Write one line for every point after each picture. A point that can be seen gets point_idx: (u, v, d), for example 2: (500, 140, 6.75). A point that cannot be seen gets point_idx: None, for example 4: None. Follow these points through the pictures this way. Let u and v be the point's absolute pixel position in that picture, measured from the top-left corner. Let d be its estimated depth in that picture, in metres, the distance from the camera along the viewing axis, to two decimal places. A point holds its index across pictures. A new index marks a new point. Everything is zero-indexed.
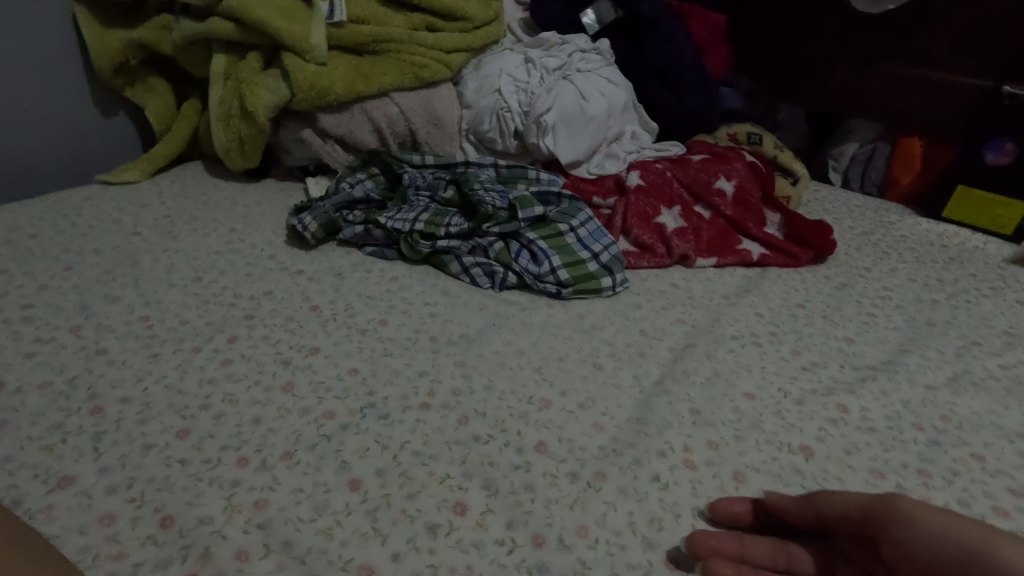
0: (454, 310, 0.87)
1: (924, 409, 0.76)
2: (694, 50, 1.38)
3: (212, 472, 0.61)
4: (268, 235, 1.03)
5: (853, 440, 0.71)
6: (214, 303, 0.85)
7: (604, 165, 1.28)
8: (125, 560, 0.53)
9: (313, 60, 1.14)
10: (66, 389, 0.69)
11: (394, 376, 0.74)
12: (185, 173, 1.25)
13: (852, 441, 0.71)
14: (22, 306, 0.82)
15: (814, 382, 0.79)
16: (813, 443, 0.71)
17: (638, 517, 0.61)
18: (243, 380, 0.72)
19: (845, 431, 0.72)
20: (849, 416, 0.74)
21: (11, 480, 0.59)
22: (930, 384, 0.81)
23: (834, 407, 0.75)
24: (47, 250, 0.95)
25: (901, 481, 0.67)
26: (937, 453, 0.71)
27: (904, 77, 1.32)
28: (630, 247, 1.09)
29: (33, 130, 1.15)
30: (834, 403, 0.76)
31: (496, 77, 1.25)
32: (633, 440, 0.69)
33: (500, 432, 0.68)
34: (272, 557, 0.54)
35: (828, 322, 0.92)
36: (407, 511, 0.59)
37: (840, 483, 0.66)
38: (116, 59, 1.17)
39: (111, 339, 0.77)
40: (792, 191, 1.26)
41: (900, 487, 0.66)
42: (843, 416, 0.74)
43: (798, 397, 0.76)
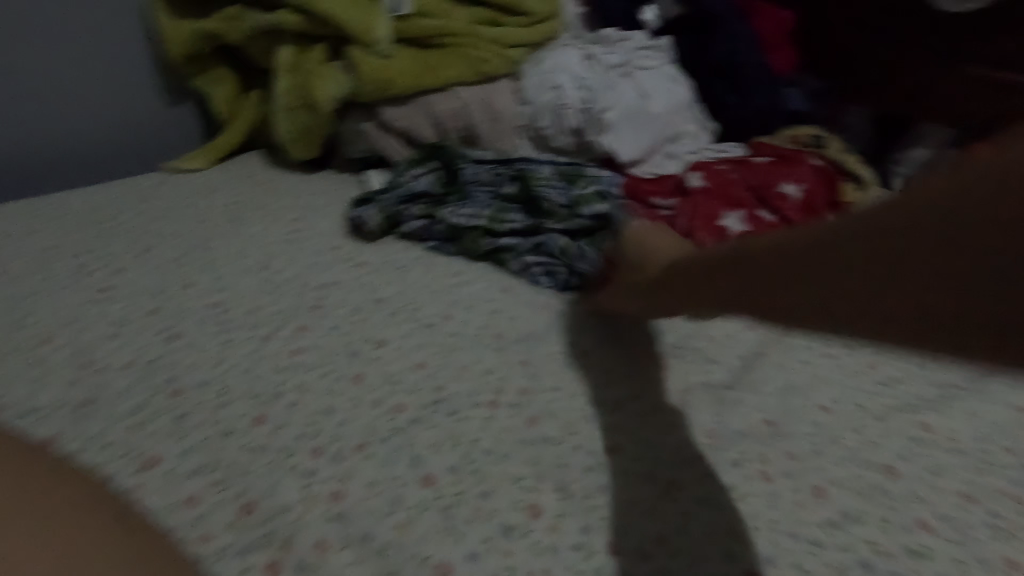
0: (518, 307, 0.86)
1: (1017, 431, 0.72)
2: (761, 48, 1.34)
3: (289, 460, 0.61)
4: (332, 224, 1.04)
5: (941, 460, 0.68)
6: (283, 290, 0.86)
7: (663, 164, 1.25)
8: (211, 543, 0.54)
9: (378, 52, 1.15)
10: (146, 370, 0.71)
11: (462, 371, 0.74)
12: (248, 161, 1.28)
13: (942, 463, 0.68)
14: (103, 287, 0.85)
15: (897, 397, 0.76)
16: (899, 463, 0.67)
17: (716, 529, 0.59)
18: (315, 369, 0.72)
19: (932, 451, 0.69)
20: (935, 435, 0.71)
21: (100, 457, 0.61)
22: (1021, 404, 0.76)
23: (920, 426, 0.72)
24: (123, 232, 0.98)
25: (997, 508, 0.64)
26: None
27: (985, 80, 1.25)
28: (694, 250, 1.07)
29: (107, 117, 1.19)
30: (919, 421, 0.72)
31: (556, 72, 1.22)
32: (704, 450, 0.67)
33: (571, 434, 0.67)
34: (351, 549, 0.54)
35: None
36: (482, 510, 0.58)
37: (931, 506, 0.63)
38: (187, 49, 1.20)
39: (187, 323, 0.79)
40: (860, 197, 1.21)
41: (995, 513, 0.63)
42: (929, 435, 0.71)
43: (881, 412, 0.73)
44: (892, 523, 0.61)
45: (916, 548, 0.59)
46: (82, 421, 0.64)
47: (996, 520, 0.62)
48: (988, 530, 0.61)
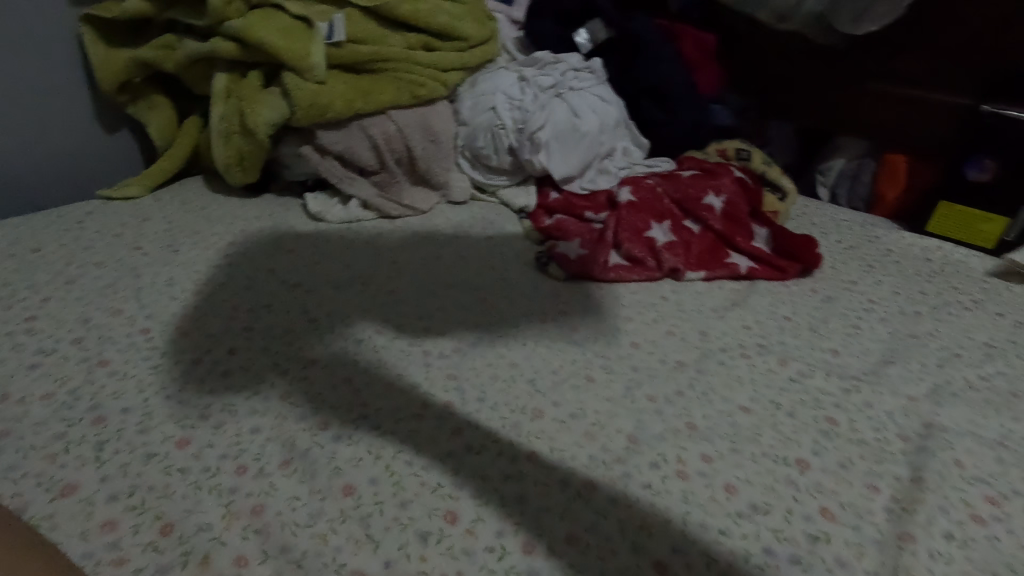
0: (446, 324, 0.89)
1: (908, 419, 0.79)
2: (685, 67, 1.42)
3: (211, 480, 0.63)
4: (266, 249, 1.06)
5: (843, 452, 0.73)
6: (213, 315, 0.87)
7: (596, 180, 1.32)
8: (125, 566, 0.55)
9: (312, 79, 1.17)
10: (68, 400, 0.71)
11: (388, 384, 0.76)
12: (186, 187, 1.28)
13: (846, 455, 0.73)
14: (26, 318, 0.84)
15: (803, 393, 0.82)
16: (808, 457, 0.72)
17: (628, 521, 0.63)
18: (243, 390, 0.74)
19: (839, 444, 0.74)
20: (839, 428, 0.77)
21: (16, 487, 0.61)
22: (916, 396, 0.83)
23: (824, 420, 0.77)
24: (49, 263, 0.97)
25: (892, 495, 0.68)
26: (922, 462, 0.73)
27: (888, 95, 1.36)
28: (623, 261, 1.11)
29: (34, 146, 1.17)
30: (823, 416, 0.78)
31: (490, 94, 1.28)
32: (625, 452, 0.70)
33: (495, 439, 0.70)
34: (269, 563, 0.57)
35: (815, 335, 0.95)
36: (401, 518, 0.61)
37: (833, 494, 0.68)
38: (120, 77, 1.20)
39: (112, 351, 0.79)
40: (781, 206, 1.29)
41: (893, 499, 0.68)
42: (833, 428, 0.76)
43: (791, 409, 0.79)
44: (796, 513, 0.66)
45: (816, 534, 0.64)
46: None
47: (894, 506, 0.67)
48: (884, 512, 0.67)
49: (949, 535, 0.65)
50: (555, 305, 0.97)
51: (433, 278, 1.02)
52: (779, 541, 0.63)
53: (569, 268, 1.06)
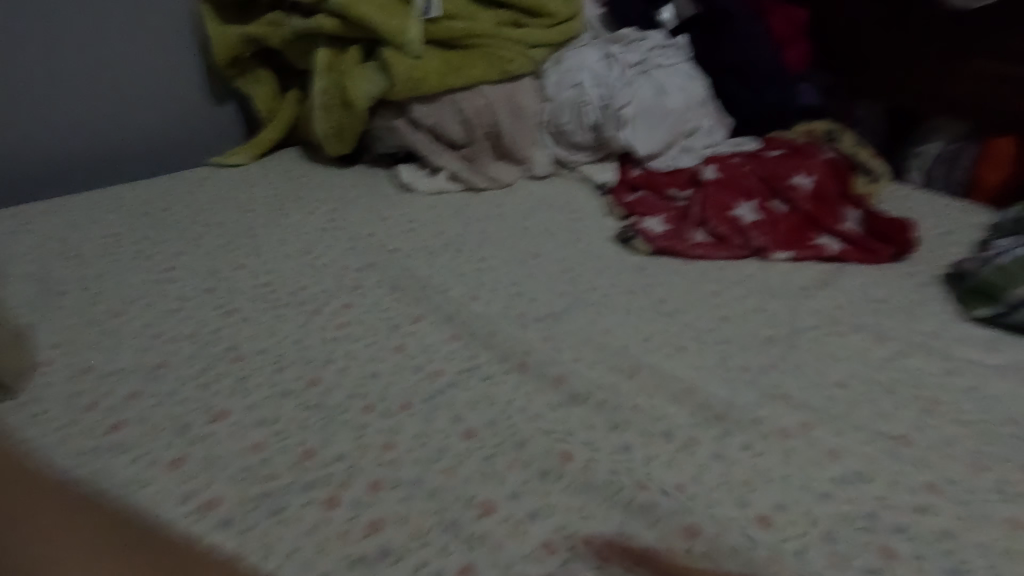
0: (539, 290, 0.94)
1: (1020, 404, 0.77)
2: (775, 46, 1.39)
3: (343, 415, 0.70)
4: (367, 216, 1.12)
5: (948, 430, 0.73)
6: (326, 272, 0.94)
7: (679, 158, 1.32)
8: (278, 480, 0.62)
9: (409, 54, 1.22)
10: (208, 340, 0.79)
11: (491, 342, 0.81)
12: (285, 158, 1.36)
13: (951, 431, 0.73)
14: (164, 268, 0.93)
15: (904, 372, 0.81)
16: (911, 431, 0.72)
17: (734, 474, 0.65)
18: (360, 340, 0.81)
19: (943, 421, 0.74)
20: (942, 406, 0.76)
21: (177, 409, 0.69)
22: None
23: (926, 398, 0.77)
24: (178, 220, 1.06)
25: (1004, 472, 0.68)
26: None
27: (994, 75, 1.28)
28: (707, 238, 1.12)
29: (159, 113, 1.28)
30: (925, 394, 0.78)
31: (576, 71, 1.30)
32: (725, 413, 0.73)
33: (596, 395, 0.74)
34: (402, 488, 0.62)
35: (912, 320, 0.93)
36: (518, 460, 0.66)
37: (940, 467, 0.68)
38: (232, 52, 1.29)
39: (242, 300, 0.87)
40: (870, 189, 1.27)
41: (1004, 478, 0.67)
42: (935, 406, 0.76)
43: (892, 387, 0.79)
44: (901, 482, 0.66)
45: (923, 501, 0.64)
46: (157, 380, 0.72)
47: (1006, 484, 0.67)
48: (993, 488, 0.66)
49: None
50: (646, 277, 1.00)
51: (522, 248, 1.05)
52: (884, 504, 0.64)
53: (655, 243, 1.07)
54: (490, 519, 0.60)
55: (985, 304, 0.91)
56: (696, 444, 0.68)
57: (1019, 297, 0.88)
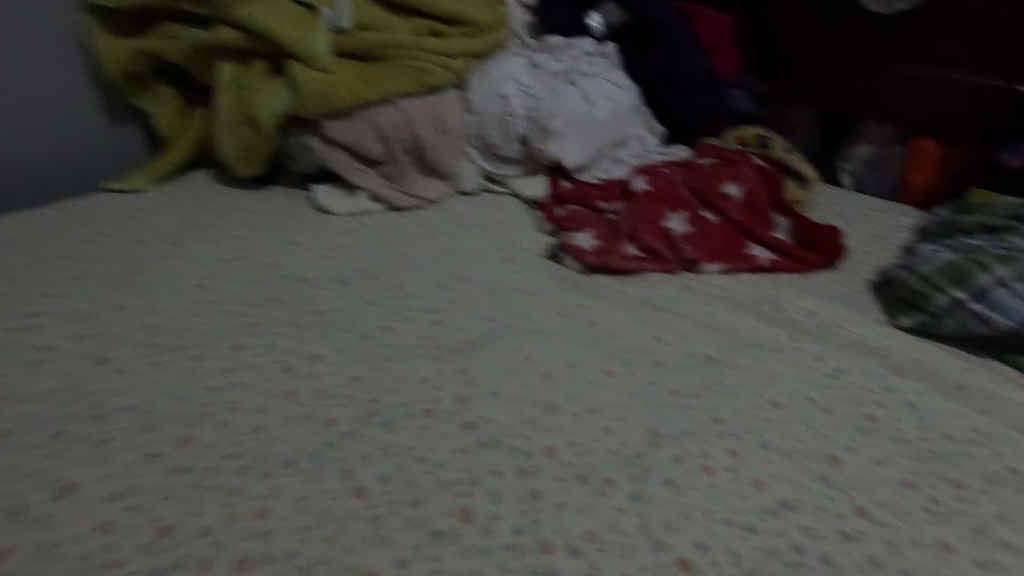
0: (458, 317, 0.87)
1: (955, 420, 0.74)
2: (703, 52, 1.37)
3: (215, 478, 0.62)
4: (272, 242, 1.04)
5: (881, 450, 0.69)
6: (218, 311, 0.86)
7: (610, 169, 1.28)
8: (125, 566, 0.54)
9: (317, 67, 1.14)
10: (67, 398, 0.70)
11: (398, 382, 0.74)
12: (191, 181, 1.26)
13: (885, 451, 0.69)
14: (29, 314, 0.83)
15: (840, 389, 0.78)
16: (843, 454, 0.68)
17: (650, 520, 0.60)
18: (246, 388, 0.73)
19: (876, 441, 0.70)
20: (878, 425, 0.73)
21: (16, 488, 0.60)
22: (960, 393, 0.79)
23: (861, 417, 0.74)
24: (53, 257, 0.96)
25: (935, 494, 0.65)
26: (967, 462, 0.69)
27: (918, 79, 1.29)
28: (639, 252, 1.07)
29: (31, 139, 1.14)
30: (860, 412, 0.74)
31: (501, 81, 1.25)
32: (645, 449, 0.67)
33: (508, 436, 0.68)
34: (275, 563, 0.55)
35: (845, 330, 0.90)
36: (413, 519, 0.59)
37: (872, 494, 0.64)
38: (125, 68, 1.18)
39: (115, 348, 0.78)
40: (802, 195, 1.25)
41: (937, 500, 0.64)
42: (871, 425, 0.73)
43: (830, 408, 0.75)
44: (829, 511, 0.62)
45: (849, 531, 0.60)
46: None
47: (939, 508, 0.63)
48: (926, 515, 0.62)
49: (1003, 540, 0.60)
50: (575, 298, 0.94)
51: (444, 270, 0.99)
52: (811, 539, 0.59)
53: (585, 260, 1.02)
54: None
55: (910, 313, 0.91)
56: (616, 486, 0.63)
57: (941, 306, 0.87)
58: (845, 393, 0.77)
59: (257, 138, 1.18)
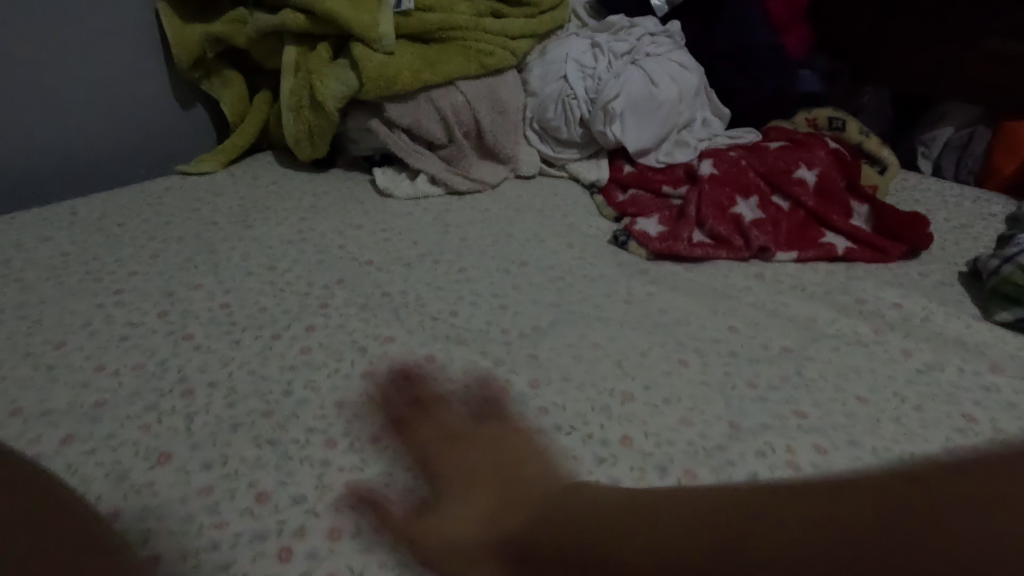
0: (525, 302, 0.86)
1: None
2: (774, 30, 1.30)
3: (300, 452, 0.63)
4: (338, 225, 1.05)
5: (982, 452, 0.65)
6: (290, 291, 0.87)
7: (674, 153, 1.23)
8: (224, 530, 0.56)
9: (380, 49, 1.14)
10: (155, 372, 0.72)
11: (471, 365, 0.74)
12: (257, 164, 1.28)
13: (986, 454, 0.65)
14: (114, 291, 0.86)
15: (932, 386, 0.74)
16: (939, 454, 0.65)
17: None
18: (322, 367, 0.74)
19: (975, 442, 0.66)
20: (976, 425, 0.68)
21: (114, 455, 0.62)
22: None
23: (957, 416, 0.69)
24: (134, 237, 0.99)
25: None
26: None
27: (1011, 55, 1.20)
28: (706, 239, 1.04)
29: (107, 123, 1.18)
30: (956, 411, 0.70)
31: (562, 62, 1.23)
32: (727, 441, 0.65)
33: (585, 423, 0.67)
34: (363, 537, 0.56)
35: (934, 325, 0.85)
36: (494, 500, 0.59)
37: None
38: (195, 53, 1.20)
39: (196, 325, 0.80)
40: (879, 180, 1.18)
41: None
42: (968, 426, 0.68)
43: (920, 404, 0.71)
44: None
45: None
46: (94, 422, 0.66)
47: None
48: None
49: None
50: (643, 285, 0.92)
51: (508, 255, 0.98)
52: None
53: (651, 246, 0.99)
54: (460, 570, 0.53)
55: (1008, 307, 0.85)
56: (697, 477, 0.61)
57: None
58: (937, 391, 0.73)
59: (321, 121, 1.18)
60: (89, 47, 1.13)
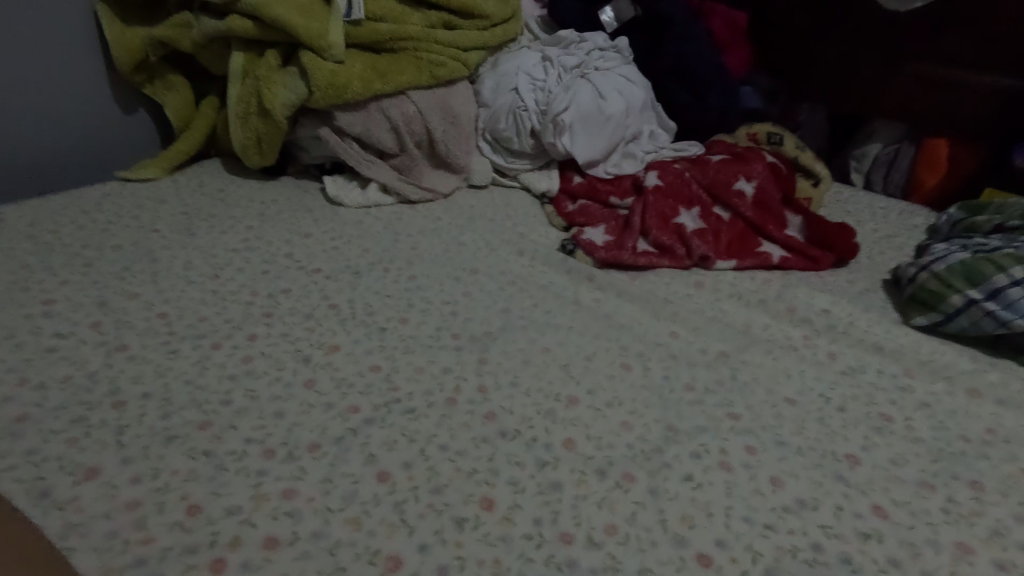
0: (474, 309, 0.87)
1: (969, 421, 0.74)
2: (716, 48, 1.36)
3: (237, 462, 0.62)
4: (285, 233, 1.04)
5: (897, 449, 0.69)
6: (233, 300, 0.86)
7: (621, 164, 1.27)
8: (154, 545, 0.55)
9: (330, 58, 1.13)
10: (86, 384, 0.70)
11: (418, 373, 0.75)
12: (203, 170, 1.26)
13: (900, 451, 0.69)
14: (44, 301, 0.83)
15: (856, 387, 0.78)
16: (859, 452, 0.69)
17: (669, 514, 0.60)
18: (263, 376, 0.73)
19: (892, 440, 0.70)
20: (893, 425, 0.73)
21: (37, 471, 0.60)
22: (977, 393, 0.79)
23: (877, 416, 0.74)
24: (67, 245, 0.96)
25: (952, 494, 0.65)
26: (985, 463, 0.69)
27: (930, 79, 1.29)
28: (650, 248, 1.07)
29: (40, 126, 1.13)
30: (876, 411, 0.74)
31: (513, 75, 1.25)
32: (663, 444, 0.67)
33: (527, 427, 0.68)
34: (299, 546, 0.55)
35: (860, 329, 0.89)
36: (434, 506, 0.59)
37: (888, 492, 0.64)
38: (138, 56, 1.17)
39: (131, 336, 0.78)
40: (813, 192, 1.24)
41: (953, 500, 0.64)
42: (887, 425, 0.73)
43: (843, 405, 0.75)
44: (844, 509, 0.62)
45: (867, 531, 0.60)
46: (16, 437, 0.63)
47: (957, 509, 0.63)
48: (943, 515, 0.62)
49: (1019, 542, 0.60)
50: (590, 292, 0.94)
51: (458, 262, 0.99)
52: (828, 538, 0.59)
53: (597, 255, 1.02)
54: None
55: (924, 312, 0.90)
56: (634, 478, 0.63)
57: (955, 305, 0.87)
58: (861, 391, 0.77)
59: (269, 129, 1.17)
60: (19, 46, 1.08)
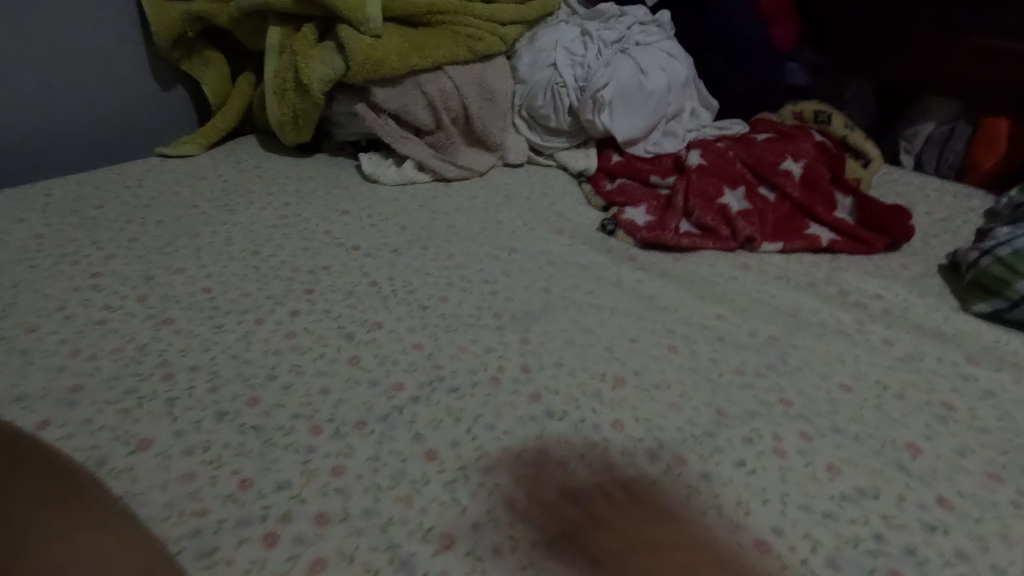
0: (515, 288, 0.86)
1: None
2: (762, 22, 1.31)
3: (286, 438, 0.62)
4: (323, 210, 1.03)
5: (959, 439, 0.67)
6: (274, 276, 0.86)
7: (662, 143, 1.23)
8: (208, 517, 0.55)
9: (367, 32, 1.11)
10: (135, 357, 0.71)
11: (461, 351, 0.74)
12: (240, 147, 1.26)
13: (963, 441, 0.66)
14: (91, 274, 0.84)
15: (913, 375, 0.75)
16: (919, 441, 0.66)
17: (723, 500, 0.58)
18: (308, 352, 0.73)
19: (954, 430, 0.68)
20: (955, 413, 0.70)
21: (93, 441, 0.61)
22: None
23: (937, 404, 0.71)
24: (111, 220, 0.96)
25: (1020, 486, 0.62)
26: None
27: (991, 53, 1.22)
28: (693, 229, 1.04)
29: (74, 103, 1.13)
30: (937, 399, 0.71)
31: (551, 50, 1.22)
32: (714, 428, 0.66)
33: (574, 408, 0.67)
34: (351, 521, 0.55)
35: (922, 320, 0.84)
36: (484, 485, 0.59)
37: (951, 483, 0.62)
38: (175, 31, 1.16)
39: (177, 310, 0.78)
40: (863, 173, 1.19)
41: (1021, 493, 0.61)
42: (948, 413, 0.70)
43: (900, 391, 0.72)
44: (908, 499, 0.60)
45: (933, 522, 0.58)
46: (72, 407, 0.64)
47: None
48: (1011, 507, 0.60)
49: None
50: (632, 273, 0.92)
51: (497, 241, 0.97)
52: (891, 528, 0.57)
53: (639, 236, 0.99)
54: (448, 555, 0.53)
55: (987, 299, 0.86)
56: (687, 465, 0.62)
57: (1022, 291, 0.82)
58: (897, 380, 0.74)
59: (306, 105, 1.16)
60: (57, 19, 1.08)
